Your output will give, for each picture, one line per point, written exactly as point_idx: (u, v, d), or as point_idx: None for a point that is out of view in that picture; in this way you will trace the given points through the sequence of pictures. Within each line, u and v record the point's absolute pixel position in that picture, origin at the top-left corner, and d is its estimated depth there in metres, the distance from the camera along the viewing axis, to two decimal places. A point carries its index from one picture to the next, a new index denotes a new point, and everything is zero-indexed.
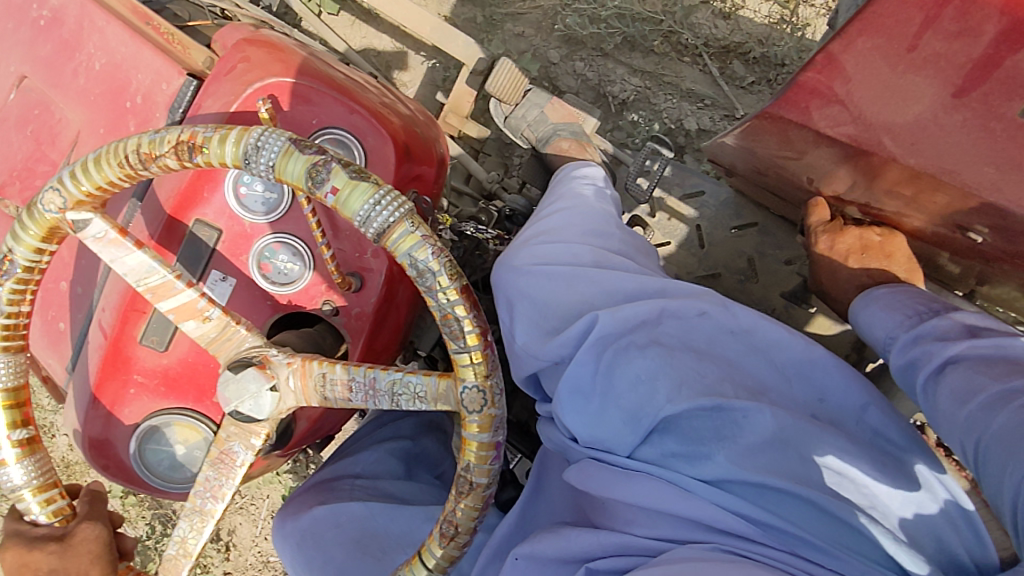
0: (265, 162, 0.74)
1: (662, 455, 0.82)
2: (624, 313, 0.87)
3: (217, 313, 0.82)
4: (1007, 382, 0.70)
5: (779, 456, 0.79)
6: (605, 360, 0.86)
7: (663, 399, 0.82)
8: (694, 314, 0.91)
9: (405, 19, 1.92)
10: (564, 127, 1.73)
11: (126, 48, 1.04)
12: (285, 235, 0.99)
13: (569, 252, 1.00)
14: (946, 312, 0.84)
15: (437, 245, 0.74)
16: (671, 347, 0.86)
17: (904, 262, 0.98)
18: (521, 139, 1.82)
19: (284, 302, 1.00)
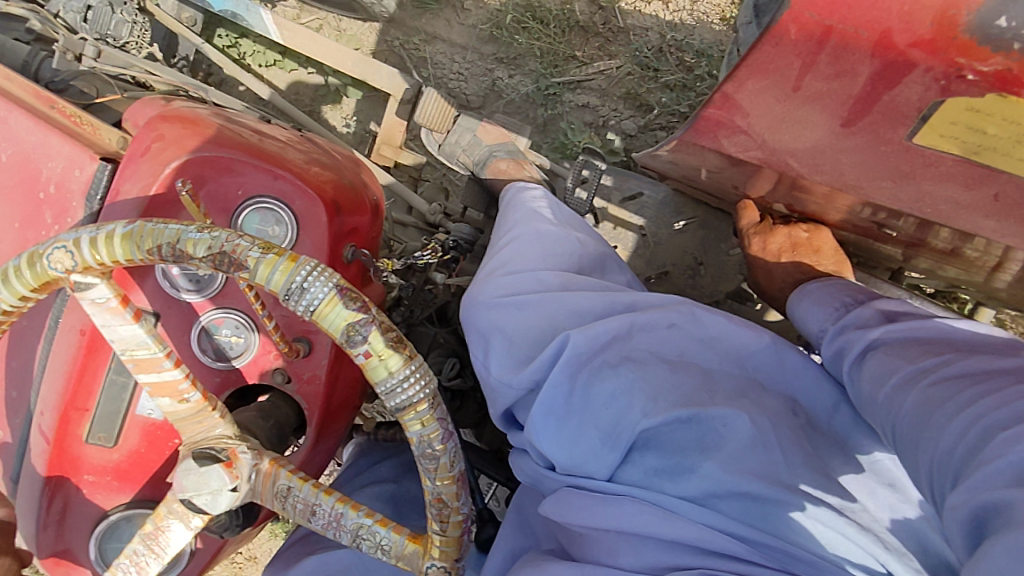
0: (305, 306, 0.68)
1: (643, 476, 0.77)
2: (593, 330, 0.84)
3: (196, 396, 0.79)
4: (916, 364, 0.74)
5: (761, 462, 0.74)
6: (579, 382, 0.82)
7: (638, 414, 0.77)
8: (663, 324, 0.87)
9: (328, 58, 1.91)
10: (498, 149, 1.74)
11: (32, 137, 1.00)
12: (229, 308, 0.97)
13: (534, 277, 0.97)
14: (868, 301, 0.88)
15: (448, 430, 0.73)
16: (642, 361, 0.83)
17: (832, 255, 1.03)
18: (457, 165, 1.80)
19: (231, 377, 0.99)
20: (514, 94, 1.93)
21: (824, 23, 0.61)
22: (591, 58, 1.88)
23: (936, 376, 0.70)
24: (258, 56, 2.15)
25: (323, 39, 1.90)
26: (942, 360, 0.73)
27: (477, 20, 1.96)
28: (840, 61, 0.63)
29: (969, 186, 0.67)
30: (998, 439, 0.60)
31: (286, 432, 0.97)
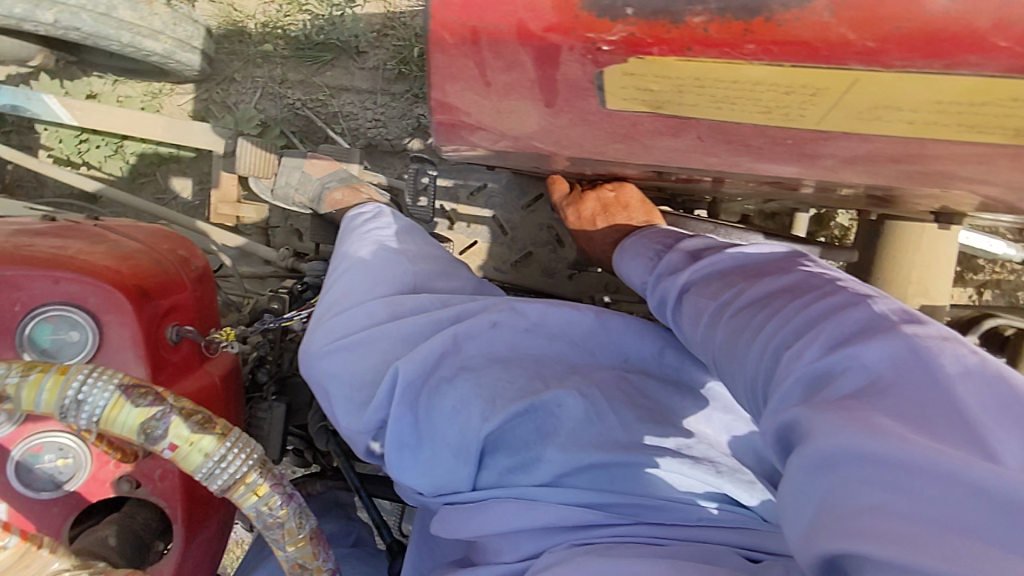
0: (89, 417, 0.65)
1: (501, 475, 0.86)
2: (417, 357, 0.93)
3: (14, 539, 0.73)
4: (719, 301, 0.81)
5: (597, 431, 0.85)
6: (423, 405, 0.91)
7: (481, 419, 0.87)
8: (485, 326, 0.98)
9: (131, 128, 1.80)
10: (329, 180, 1.70)
11: None
12: (44, 432, 0.86)
13: (363, 313, 1.04)
14: (675, 245, 0.95)
15: (286, 492, 0.71)
16: (475, 369, 0.93)
17: (641, 208, 1.08)
18: (295, 204, 1.76)
19: (72, 504, 0.88)
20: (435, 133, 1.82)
21: (468, 24, 0.62)
22: None
23: (737, 308, 0.77)
24: (55, 138, 1.98)
25: (119, 110, 1.78)
26: (738, 291, 0.80)
27: (379, 61, 1.85)
28: (501, 53, 0.63)
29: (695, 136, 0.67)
30: (786, 357, 0.66)
31: (149, 543, 0.92)
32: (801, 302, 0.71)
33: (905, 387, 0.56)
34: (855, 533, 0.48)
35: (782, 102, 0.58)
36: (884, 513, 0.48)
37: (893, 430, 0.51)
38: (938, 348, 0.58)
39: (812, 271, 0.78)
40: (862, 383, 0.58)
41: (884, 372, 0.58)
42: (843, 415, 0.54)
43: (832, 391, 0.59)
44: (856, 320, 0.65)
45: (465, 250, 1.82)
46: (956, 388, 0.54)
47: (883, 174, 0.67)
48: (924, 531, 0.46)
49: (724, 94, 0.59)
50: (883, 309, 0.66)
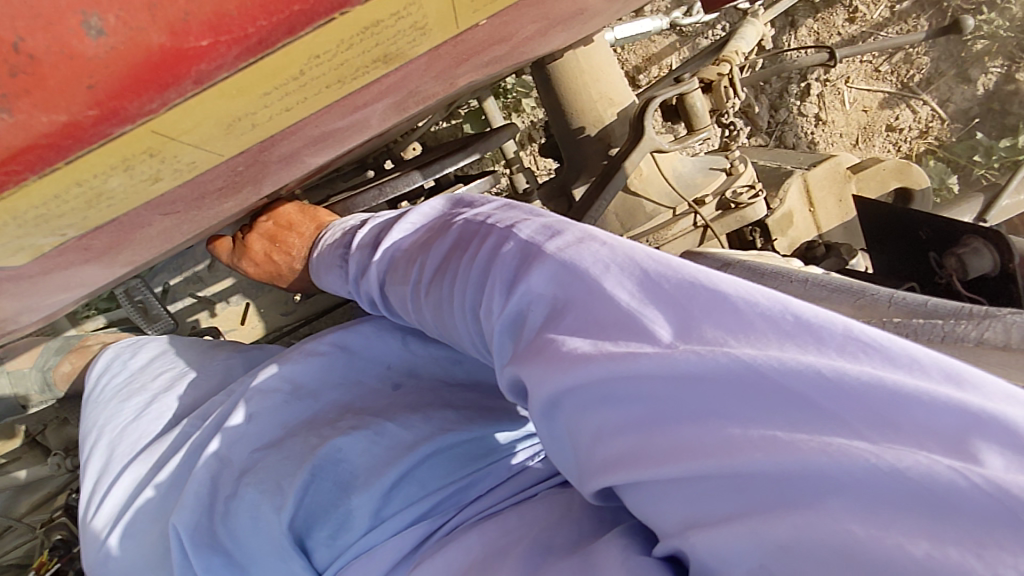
0: None
1: (333, 548, 0.81)
2: (186, 503, 0.86)
3: None
4: (410, 282, 0.86)
5: (386, 453, 0.85)
6: (221, 538, 0.84)
7: (276, 512, 0.81)
8: (241, 426, 0.92)
9: None
10: (45, 360, 1.48)
11: None
12: None
13: (123, 482, 0.96)
14: (353, 243, 0.95)
15: None
16: (250, 469, 0.88)
17: (303, 216, 1.00)
18: (32, 407, 1.52)
19: None
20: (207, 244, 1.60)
21: None
22: None
23: (426, 286, 0.83)
24: None
25: None
26: (420, 265, 0.84)
27: None
28: None
29: (154, 177, 0.59)
30: (483, 314, 0.74)
31: None
32: (471, 252, 0.78)
33: (573, 304, 0.64)
34: (609, 466, 0.57)
35: (146, 170, 0.57)
36: (621, 434, 0.57)
37: (581, 354, 0.59)
38: (579, 255, 0.66)
39: (468, 214, 0.84)
40: (545, 311, 0.67)
41: (554, 295, 0.66)
42: (541, 359, 0.62)
43: (530, 328, 0.67)
44: (513, 252, 0.73)
45: (243, 319, 1.70)
46: (608, 287, 0.62)
47: (421, 78, 0.67)
48: (645, 437, 0.55)
49: (80, 203, 0.57)
50: (529, 232, 0.74)
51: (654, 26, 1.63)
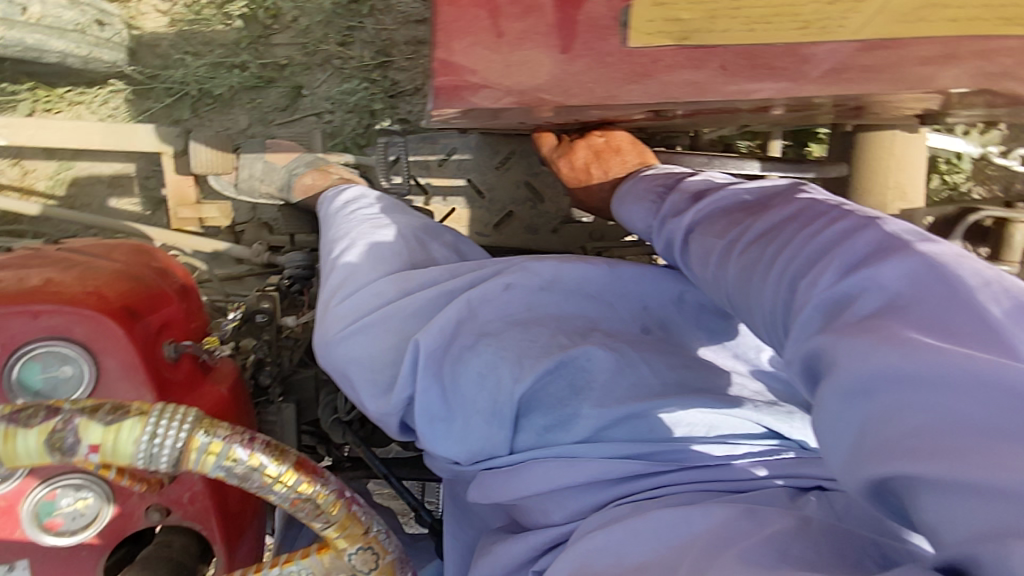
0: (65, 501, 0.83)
1: (538, 437, 0.85)
2: (434, 328, 0.90)
3: None
4: (727, 238, 0.79)
5: (626, 383, 0.86)
6: (446, 375, 0.89)
7: (511, 383, 0.85)
8: (498, 290, 0.98)
9: (68, 142, 1.65)
10: (295, 165, 1.62)
11: None
12: (55, 477, 0.82)
13: (371, 291, 1.02)
14: (678, 186, 0.93)
15: (249, 437, 0.65)
16: (493, 333, 0.92)
17: (632, 148, 1.06)
18: (263, 197, 1.68)
19: (101, 536, 0.86)
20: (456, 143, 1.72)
21: None
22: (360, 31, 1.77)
23: (744, 245, 0.76)
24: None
25: (55, 122, 1.64)
26: (745, 227, 0.78)
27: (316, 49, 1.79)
28: None
29: None
30: (804, 288, 0.65)
31: (189, 561, 0.86)
32: (812, 232, 0.70)
33: (927, 304, 0.55)
34: (916, 452, 0.47)
35: None
36: (937, 427, 0.48)
37: (926, 347, 0.51)
38: (956, 267, 0.57)
39: (818, 200, 0.76)
40: (883, 303, 0.58)
41: (905, 292, 0.57)
42: (874, 339, 0.54)
43: (853, 312, 0.58)
44: (868, 243, 0.64)
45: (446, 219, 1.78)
46: (986, 306, 0.53)
47: None
48: (980, 442, 0.45)
49: None
50: (896, 230, 0.64)
51: (964, 146, 1.56)
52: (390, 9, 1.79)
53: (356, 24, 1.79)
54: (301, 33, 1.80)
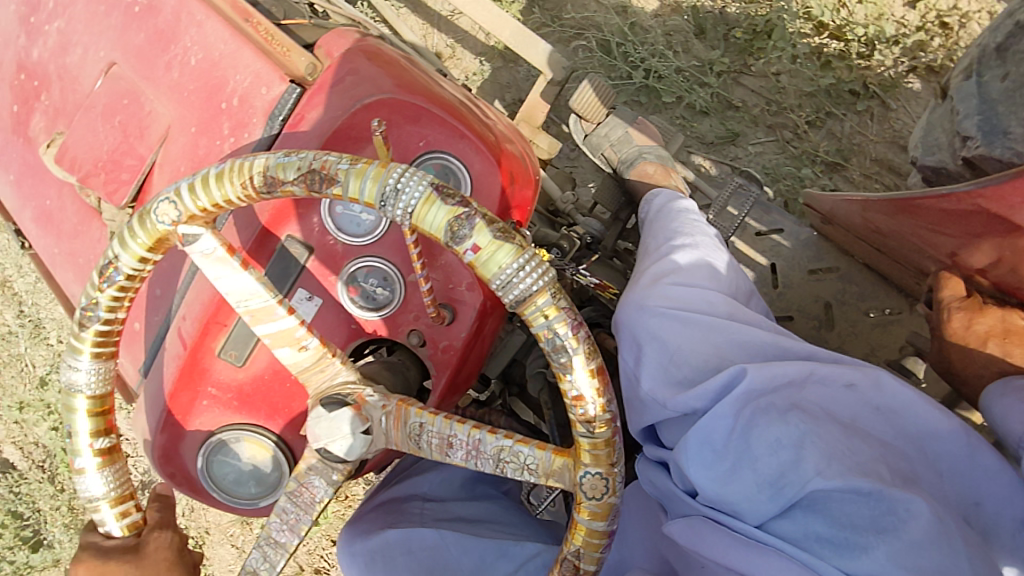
0: (371, 281, 0.93)
1: (802, 535, 0.76)
2: (768, 372, 0.83)
3: (314, 343, 0.81)
4: None
5: (942, 564, 0.70)
6: (745, 419, 0.81)
7: (811, 472, 0.75)
8: (841, 381, 0.85)
9: (484, 21, 1.70)
10: (648, 150, 1.64)
11: (225, 46, 1.00)
12: (377, 258, 0.93)
13: (703, 296, 0.96)
14: None
15: (576, 318, 0.70)
16: (816, 412, 0.81)
17: None
18: (600, 158, 1.71)
19: (370, 328, 0.95)
20: (786, 224, 1.68)
21: None
22: (822, 119, 1.78)
23: None
24: None
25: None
26: None
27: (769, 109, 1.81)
28: None
29: None
30: None
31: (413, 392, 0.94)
32: None
33: None
34: None
35: None
36: None
37: None
38: None
39: None
40: None
41: None
42: None
43: None
44: None
45: None
46: None
47: None
48: None
49: None
50: None
51: None
52: (883, 119, 1.76)
53: (837, 113, 1.78)
54: (777, 90, 1.80)
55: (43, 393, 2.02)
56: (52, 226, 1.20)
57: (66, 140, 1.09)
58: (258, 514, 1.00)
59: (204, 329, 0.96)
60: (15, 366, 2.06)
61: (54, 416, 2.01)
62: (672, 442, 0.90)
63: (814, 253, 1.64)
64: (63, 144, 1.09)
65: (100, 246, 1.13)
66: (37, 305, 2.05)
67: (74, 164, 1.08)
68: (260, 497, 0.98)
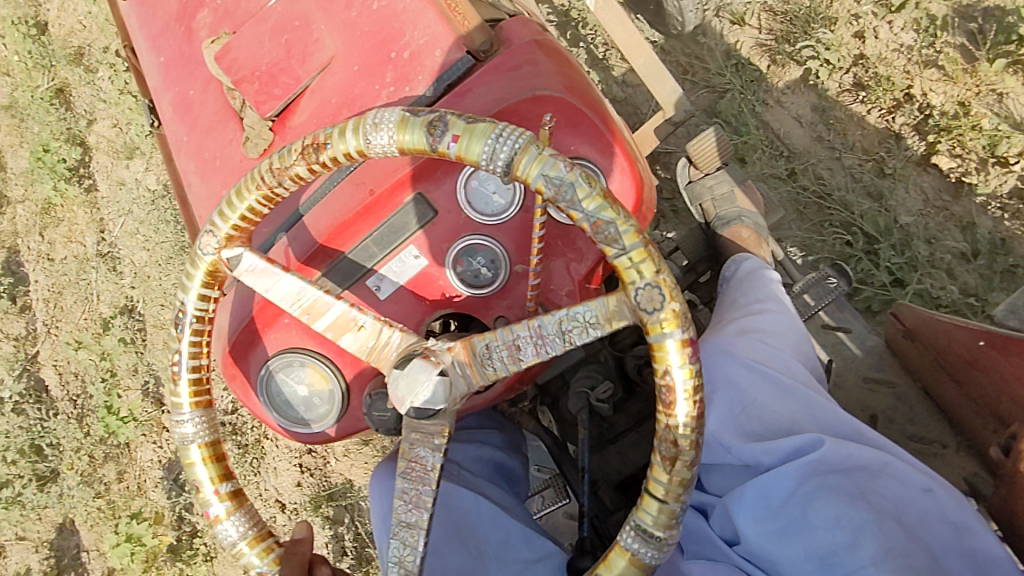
0: (480, 262, 0.95)
1: None
2: (842, 449, 0.84)
3: (371, 318, 0.86)
4: None
5: None
6: (808, 486, 0.82)
7: (865, 559, 0.75)
8: (915, 484, 0.84)
9: (623, 44, 1.68)
10: (748, 214, 1.60)
11: (412, 2, 1.03)
12: (491, 239, 0.94)
13: (785, 360, 0.98)
14: None
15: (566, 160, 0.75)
16: (884, 504, 0.81)
17: None
18: (697, 208, 1.68)
19: (463, 301, 0.97)
20: (857, 327, 1.64)
21: None
22: None
23: None
24: None
25: (630, 23, 1.68)
26: None
27: None
28: None
29: None
30: None
31: None
32: None
33: None
34: None
35: None
36: None
37: None
38: None
39: None
40: None
41: None
42: None
43: None
44: None
45: None
46: None
47: None
48: None
49: None
50: None
51: None
52: None
53: None
54: None
55: (104, 334, 2.13)
56: (189, 115, 1.26)
57: (233, 42, 1.12)
58: (302, 439, 1.07)
59: (312, 253, 0.98)
60: (82, 295, 2.17)
61: (106, 362, 2.11)
62: (722, 489, 0.91)
63: (876, 363, 1.62)
64: (228, 43, 1.13)
65: (231, 150, 1.18)
66: (122, 243, 2.16)
67: (233, 65, 1.11)
68: (308, 420, 1.04)
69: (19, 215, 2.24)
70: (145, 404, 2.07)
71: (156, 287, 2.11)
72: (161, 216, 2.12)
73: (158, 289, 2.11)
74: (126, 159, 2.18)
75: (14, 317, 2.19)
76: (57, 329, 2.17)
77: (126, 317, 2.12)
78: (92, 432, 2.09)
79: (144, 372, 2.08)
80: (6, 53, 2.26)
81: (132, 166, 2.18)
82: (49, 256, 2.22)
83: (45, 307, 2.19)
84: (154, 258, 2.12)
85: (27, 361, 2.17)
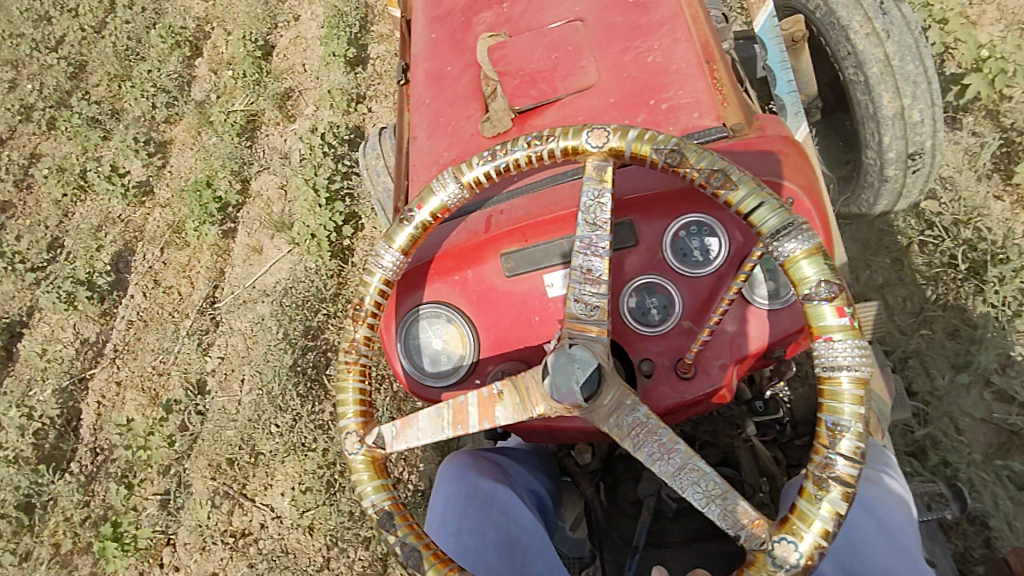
0: (656, 304, 0.99)
1: None
2: None
3: None
4: None
5: None
6: None
7: None
8: None
9: None
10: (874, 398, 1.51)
11: (686, 68, 1.15)
12: (672, 287, 0.99)
13: (900, 523, 0.95)
14: None
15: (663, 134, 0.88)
16: None
17: None
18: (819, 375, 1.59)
19: (621, 329, 1.00)
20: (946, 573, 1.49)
21: None
22: None
23: None
24: None
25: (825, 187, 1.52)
26: None
27: None
28: None
29: None
30: None
31: None
32: None
33: None
34: None
35: None
36: None
37: None
38: None
39: None
40: None
41: None
42: None
43: None
44: None
45: None
46: None
47: None
48: None
49: None
50: None
51: None
52: None
53: None
54: None
55: (156, 425, 2.17)
56: (437, 85, 1.40)
57: (509, 43, 1.27)
58: (414, 392, 1.09)
59: (511, 229, 1.07)
60: (162, 362, 2.28)
61: (143, 452, 2.14)
62: None
63: None
64: (504, 43, 1.28)
65: (466, 124, 1.30)
66: (226, 317, 2.30)
67: (501, 60, 1.26)
68: (428, 374, 1.06)
69: (155, 220, 2.51)
70: (152, 532, 2.06)
71: (231, 391, 2.20)
72: (272, 328, 2.16)
73: (229, 395, 2.19)
74: (273, 232, 2.37)
75: (93, 320, 2.39)
76: (122, 362, 2.33)
77: (189, 405, 2.18)
78: (90, 511, 2.12)
79: (167, 488, 2.11)
80: (226, 56, 2.70)
81: (276, 240, 2.37)
82: (156, 279, 2.41)
83: (124, 332, 2.37)
84: (243, 372, 2.20)
85: (78, 378, 2.32)
